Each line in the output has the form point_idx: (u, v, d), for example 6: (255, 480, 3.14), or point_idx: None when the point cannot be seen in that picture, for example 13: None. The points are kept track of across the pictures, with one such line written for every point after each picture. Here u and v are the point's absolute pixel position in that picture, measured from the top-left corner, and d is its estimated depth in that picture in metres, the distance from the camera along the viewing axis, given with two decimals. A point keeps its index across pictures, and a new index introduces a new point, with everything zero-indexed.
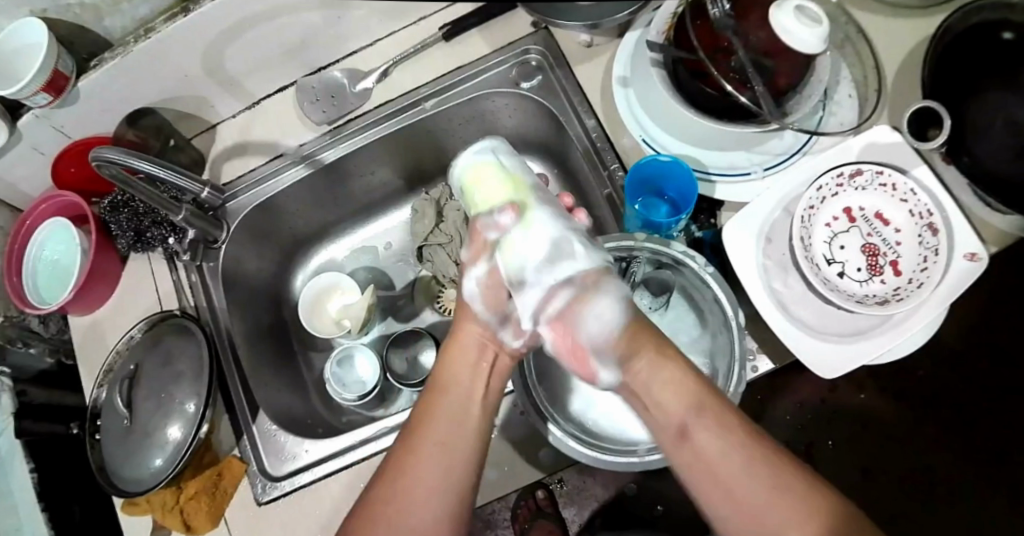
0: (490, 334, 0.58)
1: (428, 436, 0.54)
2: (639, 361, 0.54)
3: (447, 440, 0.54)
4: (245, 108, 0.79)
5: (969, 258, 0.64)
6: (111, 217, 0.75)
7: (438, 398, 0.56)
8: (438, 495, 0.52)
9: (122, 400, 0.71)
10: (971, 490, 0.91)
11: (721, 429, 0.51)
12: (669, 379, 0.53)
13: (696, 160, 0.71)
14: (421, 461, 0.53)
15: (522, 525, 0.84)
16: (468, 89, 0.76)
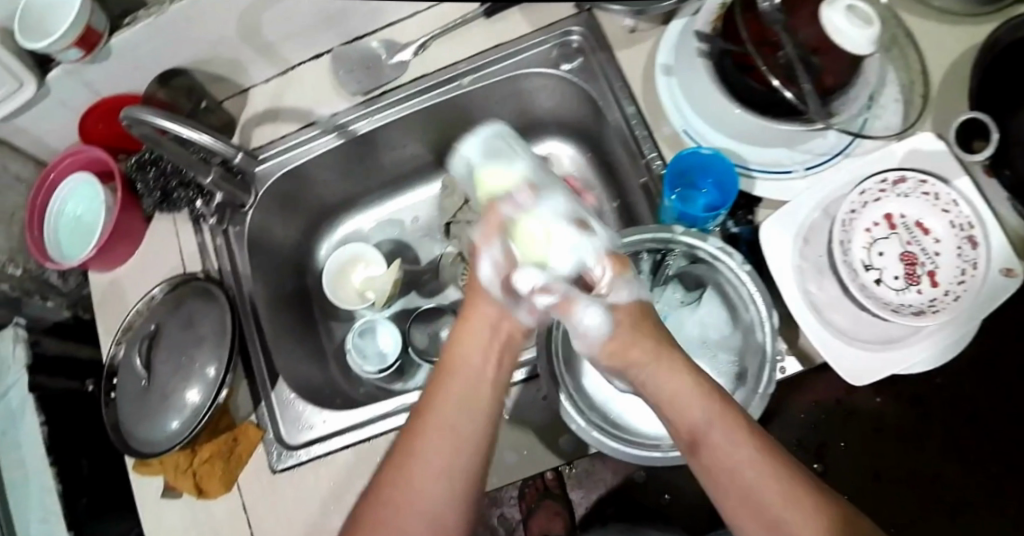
0: (507, 312, 0.54)
1: (436, 413, 0.49)
2: (644, 346, 0.51)
3: (456, 417, 0.49)
4: (279, 73, 0.78)
5: (1006, 272, 0.64)
6: (137, 175, 0.74)
7: (442, 379, 0.52)
8: (449, 477, 0.47)
9: (140, 362, 0.71)
10: (985, 501, 0.90)
11: (728, 427, 0.47)
12: (683, 383, 0.50)
13: (737, 155, 0.70)
14: (424, 454, 0.47)
15: (530, 504, 0.90)
16: (508, 67, 0.75)
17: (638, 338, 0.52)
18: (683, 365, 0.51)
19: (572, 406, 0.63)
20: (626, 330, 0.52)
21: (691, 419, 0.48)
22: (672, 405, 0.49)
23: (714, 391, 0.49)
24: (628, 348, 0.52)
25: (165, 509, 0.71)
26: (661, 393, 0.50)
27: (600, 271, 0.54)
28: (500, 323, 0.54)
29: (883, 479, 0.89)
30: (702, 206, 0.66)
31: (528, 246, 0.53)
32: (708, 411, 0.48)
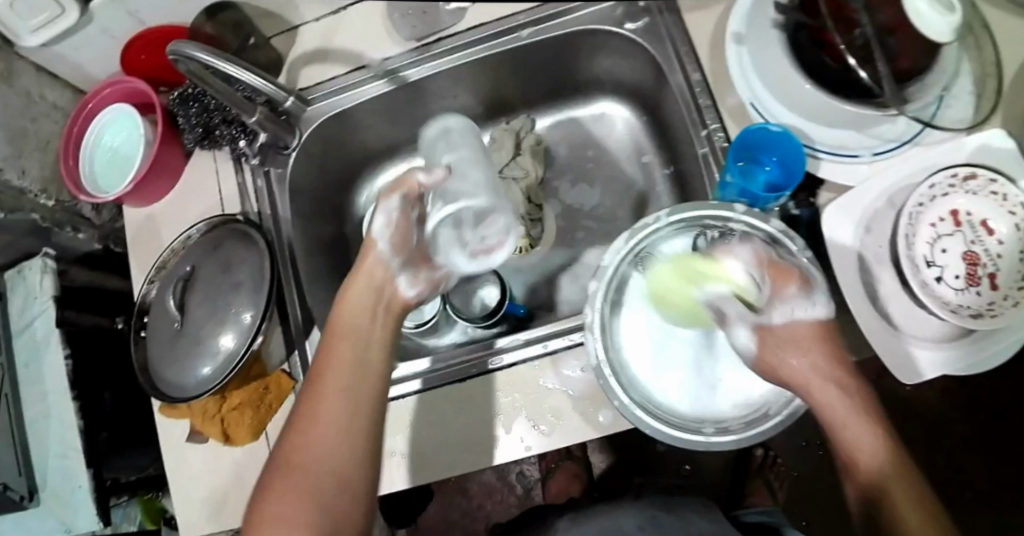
0: (388, 279, 0.65)
1: (329, 379, 0.58)
2: (801, 359, 0.58)
3: (348, 379, 0.58)
4: (330, 13, 0.75)
5: None
6: (179, 108, 0.71)
7: (332, 346, 0.61)
8: (346, 431, 0.55)
9: (174, 303, 0.69)
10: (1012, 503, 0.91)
11: (875, 437, 0.54)
12: (840, 397, 0.56)
13: (805, 135, 0.67)
14: (322, 409, 0.56)
15: (550, 465, 1.03)
16: (570, 23, 0.71)
17: (815, 360, 0.58)
18: (841, 384, 0.57)
19: (616, 383, 0.62)
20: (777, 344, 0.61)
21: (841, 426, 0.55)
22: (828, 415, 0.56)
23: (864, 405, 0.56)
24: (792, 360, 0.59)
25: (193, 452, 0.70)
26: (822, 411, 0.57)
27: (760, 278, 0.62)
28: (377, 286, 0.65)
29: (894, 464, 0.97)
30: (761, 183, 0.64)
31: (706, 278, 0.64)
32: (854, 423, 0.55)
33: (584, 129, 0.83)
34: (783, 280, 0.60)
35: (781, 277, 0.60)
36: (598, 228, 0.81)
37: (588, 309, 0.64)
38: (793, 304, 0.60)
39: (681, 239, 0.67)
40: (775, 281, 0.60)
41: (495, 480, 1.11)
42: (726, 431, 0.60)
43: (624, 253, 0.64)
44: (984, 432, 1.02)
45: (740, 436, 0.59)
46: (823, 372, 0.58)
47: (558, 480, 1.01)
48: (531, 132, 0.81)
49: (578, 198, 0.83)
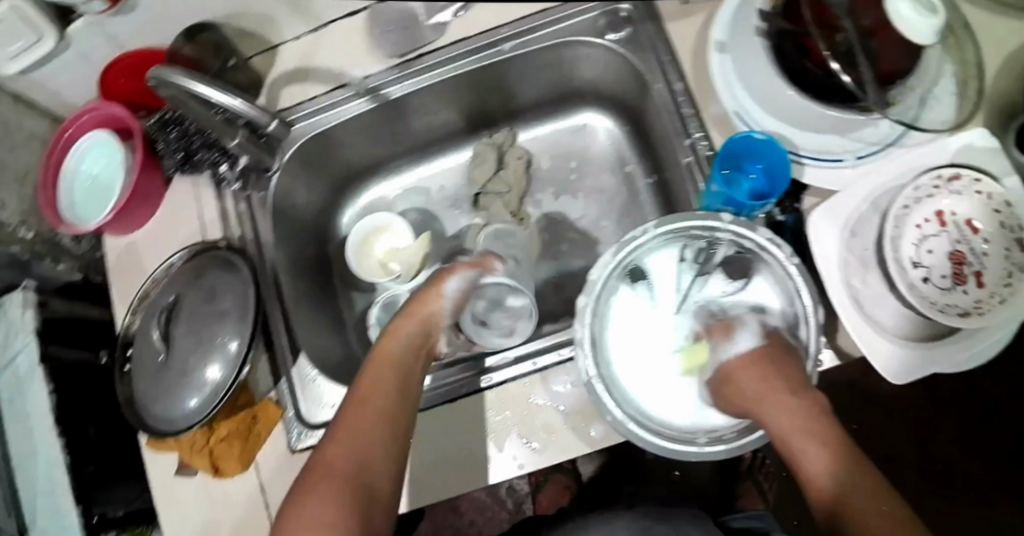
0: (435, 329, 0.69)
1: (373, 397, 0.60)
2: (754, 382, 0.59)
3: (390, 402, 0.60)
4: (309, 31, 0.73)
5: None
6: (159, 134, 0.71)
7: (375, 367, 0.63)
8: (382, 450, 0.57)
9: (158, 334, 0.69)
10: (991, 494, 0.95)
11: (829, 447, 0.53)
12: (790, 414, 0.55)
13: (789, 140, 0.66)
14: (365, 421, 0.57)
15: (539, 478, 1.04)
16: (552, 36, 0.71)
17: (766, 381, 0.58)
18: (790, 399, 0.56)
19: (609, 397, 0.61)
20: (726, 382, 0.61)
21: (794, 445, 0.54)
22: (782, 434, 0.55)
23: (811, 417, 0.55)
24: (748, 380, 0.59)
25: (180, 485, 0.69)
26: (771, 425, 0.56)
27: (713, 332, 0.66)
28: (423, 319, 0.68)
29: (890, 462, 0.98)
30: (745, 193, 0.64)
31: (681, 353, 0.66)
32: (806, 437, 0.54)
33: (566, 140, 0.82)
34: (728, 331, 0.65)
35: (718, 328, 0.66)
36: (583, 240, 0.80)
37: (577, 324, 0.63)
38: (716, 346, 0.65)
39: (669, 251, 0.67)
40: (720, 333, 0.65)
41: (485, 497, 1.08)
42: (719, 440, 0.60)
43: (611, 267, 0.64)
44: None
45: (733, 444, 0.59)
46: (770, 392, 0.57)
47: (547, 490, 1.03)
48: (514, 145, 0.81)
49: (562, 210, 0.82)
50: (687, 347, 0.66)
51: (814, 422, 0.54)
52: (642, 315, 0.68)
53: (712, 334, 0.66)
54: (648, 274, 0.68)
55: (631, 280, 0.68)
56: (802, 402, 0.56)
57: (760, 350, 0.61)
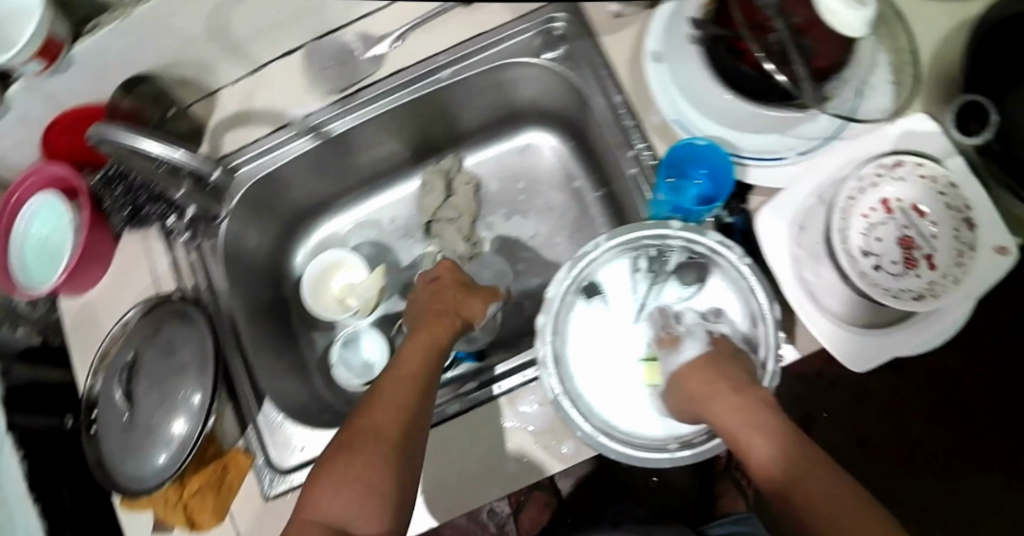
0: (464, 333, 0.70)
1: (403, 373, 0.60)
2: (698, 379, 0.60)
3: (417, 378, 0.60)
4: (247, 74, 0.72)
5: (999, 250, 0.62)
6: (104, 192, 0.69)
7: (426, 336, 0.65)
8: (409, 423, 0.56)
9: (120, 393, 0.68)
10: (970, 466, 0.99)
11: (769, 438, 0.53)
12: (731, 409, 0.56)
13: (729, 143, 0.67)
14: (413, 381, 0.60)
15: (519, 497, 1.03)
16: (492, 59, 0.71)
17: (704, 382, 0.59)
18: (730, 393, 0.57)
19: (577, 412, 0.62)
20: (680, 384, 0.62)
21: (740, 438, 0.55)
22: (724, 425, 0.56)
23: (751, 409, 0.56)
24: (687, 384, 0.60)
25: None
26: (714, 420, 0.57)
27: (666, 344, 0.65)
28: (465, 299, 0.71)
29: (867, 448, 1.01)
30: (694, 199, 0.65)
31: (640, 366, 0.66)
32: (748, 429, 0.55)
33: (514, 160, 0.83)
34: (675, 344, 0.64)
35: (666, 340, 0.65)
36: (537, 257, 0.81)
37: (538, 344, 0.64)
38: (666, 357, 0.64)
39: (621, 260, 0.68)
40: (669, 346, 0.65)
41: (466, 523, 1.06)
42: (690, 444, 0.60)
43: (566, 284, 0.64)
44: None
45: (701, 448, 0.60)
46: (710, 391, 0.58)
47: (530, 510, 1.02)
48: (462, 170, 0.81)
49: (514, 230, 0.82)
50: (651, 360, 0.66)
51: (757, 415, 0.55)
52: (602, 328, 0.68)
53: (662, 348, 0.65)
54: (604, 286, 0.68)
55: (589, 294, 0.67)
56: (744, 396, 0.57)
57: (701, 359, 0.61)
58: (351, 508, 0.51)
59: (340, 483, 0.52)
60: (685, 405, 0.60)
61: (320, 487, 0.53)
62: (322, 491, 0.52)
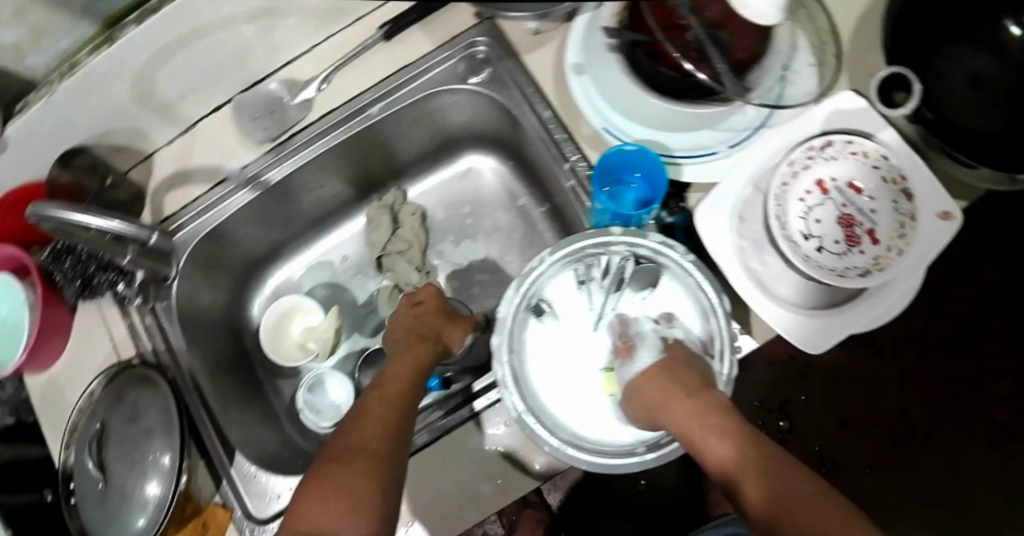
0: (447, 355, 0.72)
1: (382, 395, 0.62)
2: (652, 386, 0.60)
3: (397, 398, 0.62)
4: (181, 133, 0.74)
5: (944, 217, 0.64)
6: (54, 267, 0.69)
7: (411, 359, 0.67)
8: (391, 441, 0.57)
9: (93, 463, 0.68)
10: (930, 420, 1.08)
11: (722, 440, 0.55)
12: (688, 413, 0.57)
13: (660, 144, 0.68)
14: (393, 404, 0.61)
15: (510, 516, 1.06)
16: (419, 89, 0.73)
17: (661, 388, 0.60)
18: (686, 397, 0.58)
19: (542, 429, 0.61)
20: (637, 391, 0.62)
21: (697, 440, 0.56)
22: (680, 431, 0.57)
23: (707, 412, 0.56)
24: (643, 392, 0.61)
25: None
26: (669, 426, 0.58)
27: (622, 353, 0.65)
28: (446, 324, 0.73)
29: (845, 424, 1.09)
30: (633, 206, 0.66)
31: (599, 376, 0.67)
32: (706, 432, 0.56)
33: (455, 186, 0.87)
34: (631, 351, 0.65)
35: (622, 346, 0.65)
36: (490, 277, 0.85)
37: (495, 365, 0.62)
38: (622, 366, 0.65)
39: (567, 273, 0.67)
40: (625, 353, 0.65)
41: None
42: (658, 446, 0.60)
43: (517, 303, 0.63)
44: (905, 362, 1.09)
45: (669, 448, 0.60)
46: (667, 397, 0.59)
47: (524, 529, 1.05)
48: (406, 203, 0.86)
49: (465, 254, 0.86)
50: (609, 368, 0.67)
51: (709, 418, 0.56)
52: (557, 342, 0.68)
53: (618, 357, 0.66)
54: (553, 302, 0.68)
55: (539, 311, 0.68)
56: (700, 399, 0.57)
57: (655, 366, 0.62)
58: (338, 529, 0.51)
59: (326, 500, 0.52)
60: (643, 411, 0.60)
61: (305, 508, 0.53)
62: (307, 510, 0.53)
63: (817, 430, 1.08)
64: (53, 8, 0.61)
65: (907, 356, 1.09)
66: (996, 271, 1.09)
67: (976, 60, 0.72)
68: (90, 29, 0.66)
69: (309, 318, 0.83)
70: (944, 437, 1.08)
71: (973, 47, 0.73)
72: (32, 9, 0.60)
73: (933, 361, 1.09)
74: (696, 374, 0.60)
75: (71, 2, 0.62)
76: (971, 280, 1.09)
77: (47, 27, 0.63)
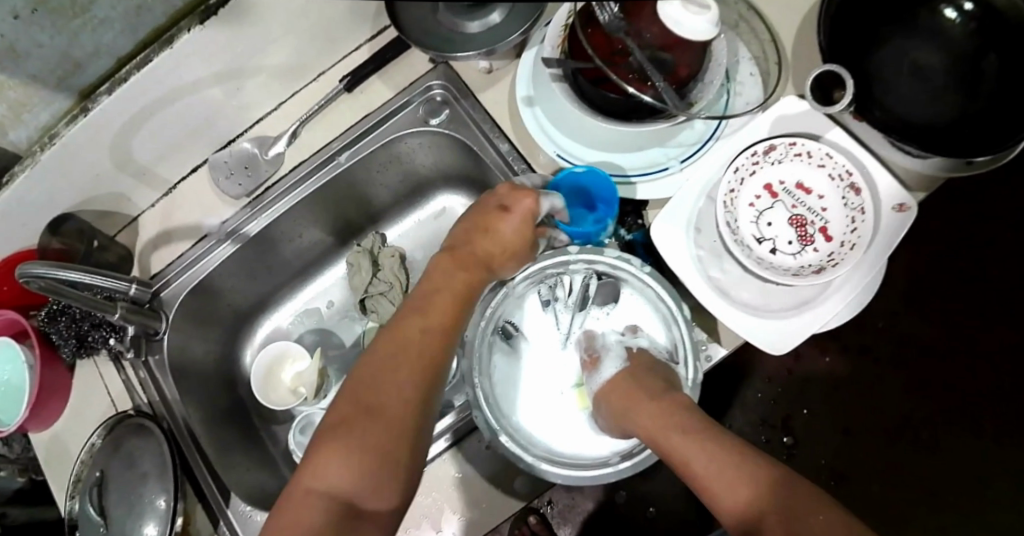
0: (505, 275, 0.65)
1: (420, 328, 0.57)
2: (620, 391, 0.62)
3: (431, 338, 0.56)
4: (162, 196, 0.82)
5: (899, 208, 0.66)
6: (50, 327, 0.75)
7: (459, 278, 0.60)
8: (422, 388, 0.54)
9: (94, 508, 0.71)
10: (935, 415, 1.08)
11: (687, 438, 0.56)
12: (651, 416, 0.58)
13: (615, 164, 0.72)
14: (429, 345, 0.56)
15: None
16: (381, 136, 0.79)
17: (627, 394, 0.61)
18: (648, 401, 0.59)
19: (516, 445, 0.63)
20: (607, 396, 0.63)
21: (660, 441, 0.57)
22: (646, 435, 0.58)
23: (669, 413, 0.58)
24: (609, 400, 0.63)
25: None
26: (636, 429, 0.59)
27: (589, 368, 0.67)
28: (509, 254, 0.62)
29: (851, 434, 1.08)
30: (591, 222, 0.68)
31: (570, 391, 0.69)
32: (668, 432, 0.57)
33: (429, 226, 0.93)
34: (597, 366, 0.67)
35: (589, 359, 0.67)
36: None
37: (467, 389, 0.65)
38: (589, 380, 0.67)
39: (533, 296, 0.71)
40: (592, 368, 0.67)
41: None
42: (630, 454, 0.62)
43: (485, 327, 0.66)
44: (901, 362, 1.09)
45: (639, 458, 0.62)
46: (633, 402, 0.60)
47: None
48: (384, 245, 0.91)
49: None
50: (580, 385, 0.69)
51: (674, 417, 0.57)
52: (528, 365, 0.70)
53: (586, 371, 0.68)
54: (520, 324, 0.71)
55: (507, 334, 0.71)
56: (662, 401, 0.59)
57: (620, 375, 0.64)
58: (356, 480, 0.50)
59: (346, 453, 0.50)
60: (612, 418, 0.62)
61: (331, 453, 0.51)
62: (328, 458, 0.50)
63: (824, 441, 1.08)
64: (29, 84, 0.67)
65: (902, 355, 1.09)
66: (975, 261, 1.10)
67: (926, 56, 0.73)
68: (66, 101, 0.72)
69: (297, 364, 0.87)
70: (948, 431, 1.07)
71: (919, 40, 0.73)
72: (9, 86, 0.66)
73: (927, 358, 1.09)
74: (658, 379, 0.62)
75: (46, 76, 0.67)
76: (950, 272, 1.10)
77: (25, 102, 0.68)
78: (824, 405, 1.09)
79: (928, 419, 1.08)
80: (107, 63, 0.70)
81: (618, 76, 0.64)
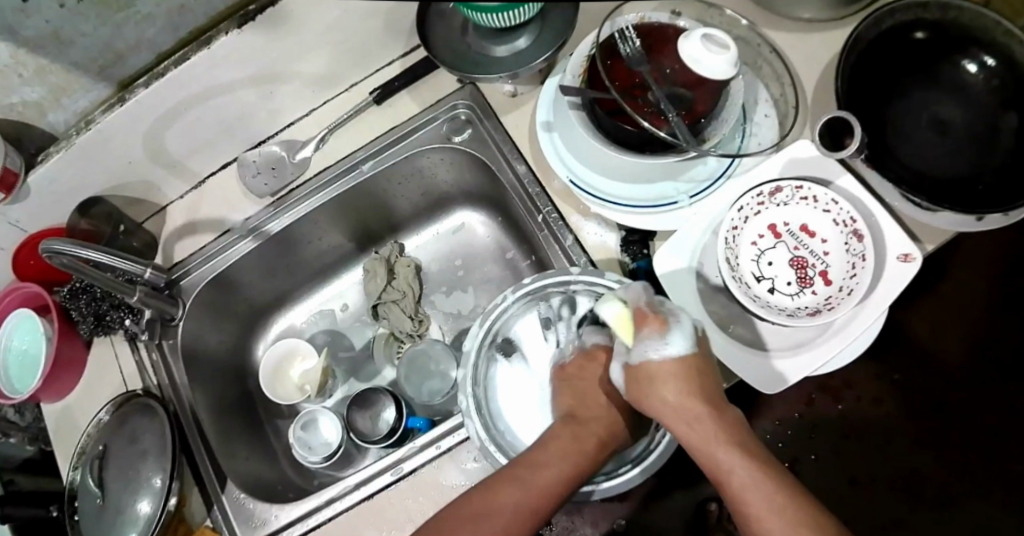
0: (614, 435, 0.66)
1: (533, 477, 0.58)
2: (668, 390, 0.58)
3: (538, 493, 0.58)
4: (192, 188, 0.86)
5: (904, 258, 0.68)
6: (71, 304, 0.78)
7: (584, 436, 0.62)
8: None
9: (93, 481, 0.74)
10: (946, 475, 1.04)
11: (743, 461, 0.55)
12: (704, 427, 0.57)
13: (626, 194, 0.73)
14: (532, 500, 0.57)
15: None
16: (403, 148, 0.82)
17: (688, 396, 0.57)
18: (702, 410, 0.58)
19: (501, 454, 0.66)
20: (649, 380, 0.59)
21: (712, 454, 0.57)
22: (695, 445, 0.58)
23: (718, 427, 0.58)
24: (658, 393, 0.58)
25: None
26: (684, 436, 0.58)
27: (656, 341, 0.58)
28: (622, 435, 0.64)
29: (855, 483, 1.03)
30: None
31: (620, 325, 0.60)
32: (718, 450, 0.56)
33: (447, 240, 0.95)
34: (659, 331, 0.58)
35: (649, 321, 0.59)
36: None
37: (460, 396, 0.68)
38: (648, 341, 0.58)
39: (534, 313, 0.73)
40: (653, 330, 0.58)
41: None
42: (613, 475, 0.65)
43: (481, 337, 0.70)
44: (912, 419, 1.06)
45: (624, 476, 0.64)
46: (692, 408, 0.58)
47: None
48: (401, 254, 0.94)
49: (454, 304, 0.93)
50: (629, 312, 0.60)
51: (729, 434, 0.57)
52: (523, 384, 0.72)
53: (647, 337, 0.58)
54: (519, 341, 0.73)
55: (508, 350, 0.72)
56: (720, 412, 0.58)
57: (680, 362, 0.58)
58: None
59: None
60: (655, 407, 0.59)
61: None
62: None
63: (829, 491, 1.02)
64: (70, 70, 0.71)
65: (913, 412, 1.06)
66: (987, 321, 1.09)
67: (947, 111, 0.73)
68: (105, 90, 0.76)
69: (303, 363, 0.89)
70: (956, 494, 1.03)
71: (940, 96, 0.74)
72: (50, 71, 0.70)
73: (942, 415, 1.06)
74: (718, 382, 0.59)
75: (87, 64, 0.71)
76: (963, 331, 1.09)
77: (65, 87, 0.72)
78: (834, 455, 1.03)
79: (936, 480, 1.04)
80: (146, 58, 0.74)
81: (633, 108, 0.66)
